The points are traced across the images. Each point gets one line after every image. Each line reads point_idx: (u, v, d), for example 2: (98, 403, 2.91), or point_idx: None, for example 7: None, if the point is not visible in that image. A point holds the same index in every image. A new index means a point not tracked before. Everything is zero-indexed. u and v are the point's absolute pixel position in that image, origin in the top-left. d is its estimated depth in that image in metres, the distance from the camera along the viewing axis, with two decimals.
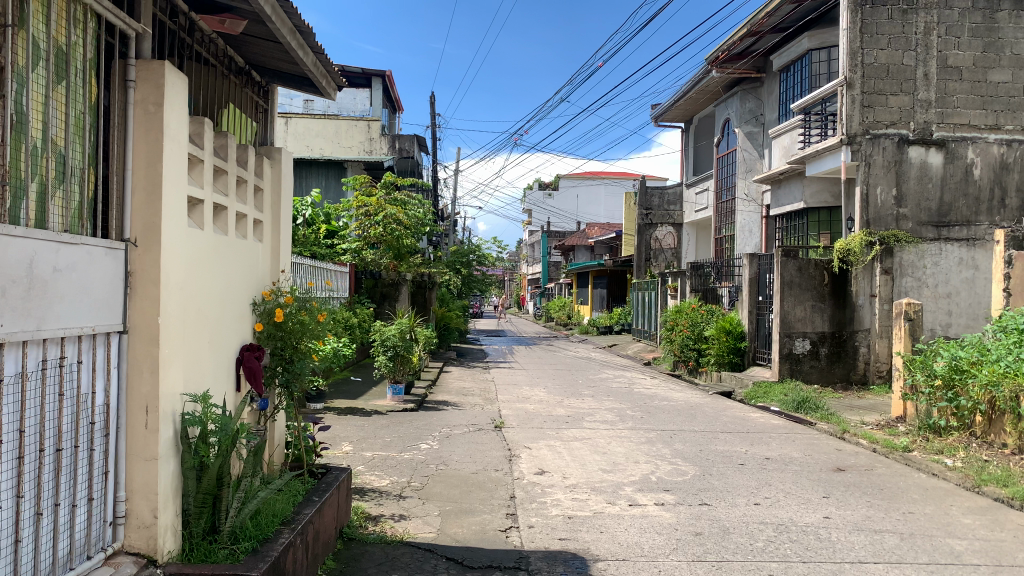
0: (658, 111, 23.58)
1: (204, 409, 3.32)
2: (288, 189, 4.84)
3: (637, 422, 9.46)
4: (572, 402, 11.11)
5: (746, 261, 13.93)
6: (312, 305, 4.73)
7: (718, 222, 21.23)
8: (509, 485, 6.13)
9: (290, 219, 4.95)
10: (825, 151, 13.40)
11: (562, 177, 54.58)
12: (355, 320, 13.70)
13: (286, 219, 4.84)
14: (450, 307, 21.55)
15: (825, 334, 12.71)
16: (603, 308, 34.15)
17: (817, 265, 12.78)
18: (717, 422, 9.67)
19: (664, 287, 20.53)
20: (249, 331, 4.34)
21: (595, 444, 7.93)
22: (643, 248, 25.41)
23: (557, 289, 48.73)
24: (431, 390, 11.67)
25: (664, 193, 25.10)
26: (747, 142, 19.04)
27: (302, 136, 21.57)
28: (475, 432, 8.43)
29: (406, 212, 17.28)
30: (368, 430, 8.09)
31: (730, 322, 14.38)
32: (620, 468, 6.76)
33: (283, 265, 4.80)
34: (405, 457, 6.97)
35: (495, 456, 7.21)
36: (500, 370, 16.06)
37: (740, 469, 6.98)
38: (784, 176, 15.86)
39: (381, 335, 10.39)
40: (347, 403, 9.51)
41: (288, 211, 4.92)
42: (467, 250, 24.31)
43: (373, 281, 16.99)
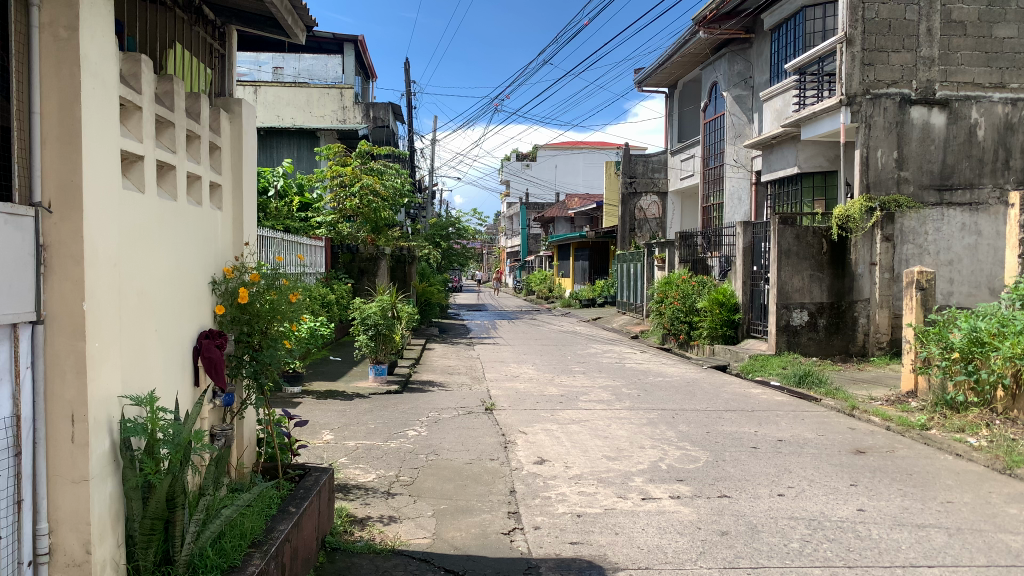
0: (641, 76, 22.98)
1: (150, 414, 2.68)
2: (250, 148, 4.17)
3: (635, 401, 8.93)
4: (564, 380, 10.57)
5: (739, 229, 13.48)
6: (286, 282, 4.07)
7: (706, 190, 20.71)
8: (508, 477, 5.56)
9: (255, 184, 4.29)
10: (823, 113, 12.85)
11: (541, 147, 53.78)
12: (332, 297, 13.03)
13: (250, 184, 4.18)
14: (431, 282, 20.86)
15: (824, 305, 12.30)
16: (585, 280, 33.64)
17: (815, 232, 12.36)
18: (719, 400, 9.16)
19: (650, 259, 20.02)
20: (209, 315, 3.70)
21: (595, 428, 7.37)
22: (628, 217, 24.92)
23: (536, 261, 48.17)
24: (414, 369, 11.07)
25: (648, 162, 24.49)
26: (736, 106, 18.46)
27: (272, 106, 20.51)
28: (465, 416, 7.83)
29: (384, 182, 16.55)
30: (350, 416, 7.45)
31: (723, 294, 13.83)
32: (626, 455, 6.22)
33: (248, 237, 4.15)
34: (392, 447, 6.35)
35: (489, 444, 6.62)
36: (485, 346, 15.49)
37: (754, 453, 6.46)
38: (777, 141, 15.35)
39: (360, 313, 9.72)
40: (326, 386, 8.87)
41: (252, 175, 4.25)
42: (446, 223, 23.70)
43: (350, 255, 16.28)
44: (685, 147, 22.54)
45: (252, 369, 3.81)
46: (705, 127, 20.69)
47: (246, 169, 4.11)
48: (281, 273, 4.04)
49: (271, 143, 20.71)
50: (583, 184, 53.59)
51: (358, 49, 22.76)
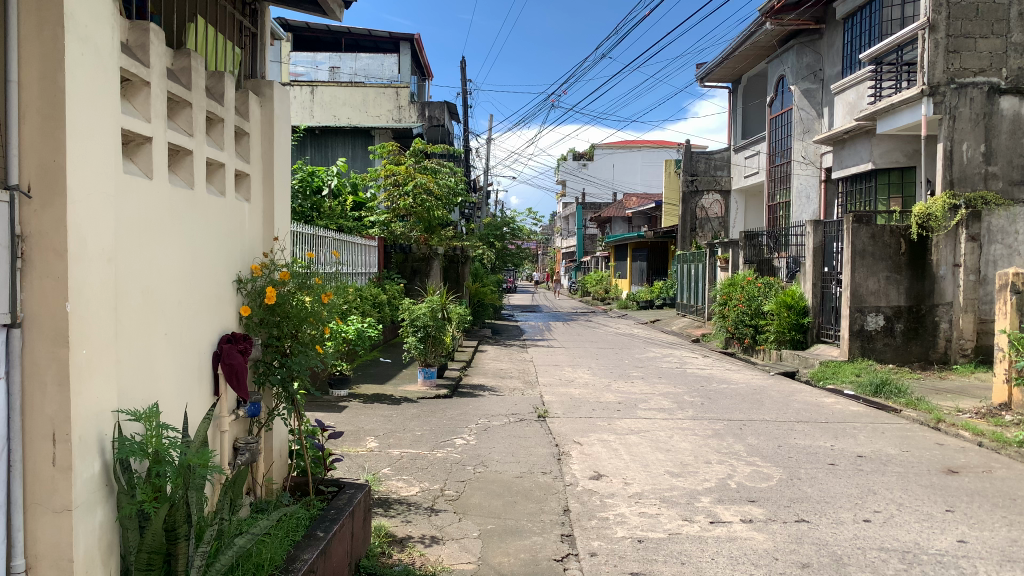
0: (704, 72, 22.32)
1: (149, 431, 2.34)
2: (282, 136, 3.85)
3: (698, 410, 8.39)
4: (621, 386, 10.09)
5: (809, 228, 12.79)
6: (319, 281, 3.73)
7: (771, 188, 19.92)
8: (562, 494, 5.13)
9: (289, 174, 3.97)
10: (902, 105, 12.08)
11: (597, 146, 53.14)
12: (384, 297, 12.87)
13: (282, 175, 3.86)
14: (485, 282, 20.54)
15: (901, 308, 11.57)
16: (643, 281, 32.92)
17: (893, 231, 11.58)
18: (789, 410, 8.54)
19: (712, 259, 19.31)
20: (233, 317, 3.37)
21: (656, 439, 6.88)
22: (688, 217, 24.17)
23: (592, 262, 47.55)
24: (466, 373, 10.72)
25: (710, 159, 23.74)
26: (804, 100, 17.63)
27: (329, 106, 20.45)
28: (517, 423, 7.43)
29: (437, 181, 16.27)
30: (397, 422, 7.12)
31: (791, 296, 13.15)
32: (691, 471, 5.74)
33: (279, 231, 3.82)
34: (439, 457, 5.98)
35: (542, 455, 6.20)
36: (539, 349, 15.08)
37: (832, 471, 5.88)
38: (850, 135, 14.57)
39: (410, 314, 9.40)
40: (374, 389, 8.59)
41: (286, 164, 3.93)
42: (501, 223, 23.42)
43: (403, 255, 16.30)
44: (749, 144, 21.72)
45: (280, 376, 3.47)
46: (771, 123, 19.89)
47: (277, 158, 3.79)
48: (315, 271, 3.71)
49: (325, 142, 20.79)
50: (641, 184, 52.70)
51: (413, 48, 22.66)
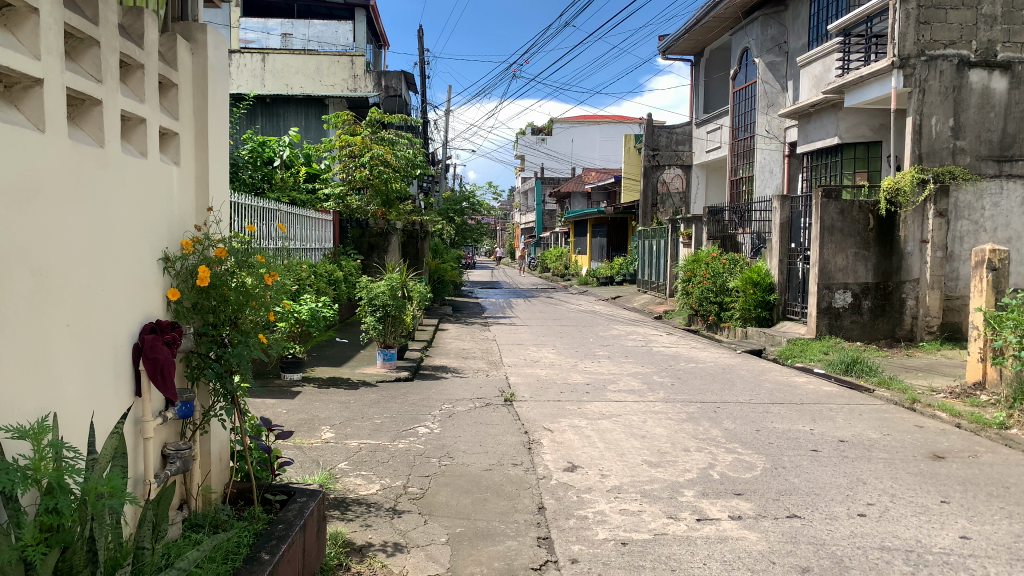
0: (666, 43, 21.91)
1: (37, 455, 1.85)
2: (219, 90, 3.31)
3: (669, 392, 8.09)
4: (588, 366, 9.75)
5: (776, 204, 12.57)
6: (262, 259, 3.23)
7: (734, 163, 19.72)
8: (535, 489, 4.73)
9: (228, 134, 3.43)
10: (871, 78, 11.88)
11: (556, 121, 52.64)
12: (340, 274, 12.32)
13: (220, 135, 3.32)
14: (444, 258, 20.00)
15: (869, 285, 11.41)
16: (603, 257, 32.70)
17: (861, 207, 11.41)
18: (762, 391, 8.28)
19: (675, 235, 19.06)
20: (159, 302, 2.85)
21: (629, 425, 6.53)
22: (649, 192, 23.96)
23: (551, 237, 47.22)
24: (426, 353, 10.27)
25: (672, 133, 23.53)
26: (768, 73, 17.40)
27: (281, 74, 19.55)
28: (483, 408, 7.02)
29: (395, 153, 15.63)
30: (354, 409, 6.64)
31: (757, 273, 12.92)
32: (670, 460, 5.40)
33: (217, 200, 3.29)
34: (400, 448, 5.53)
35: (510, 444, 5.78)
36: (501, 327, 14.68)
37: (816, 458, 5.59)
38: (815, 109, 14.37)
39: (368, 292, 8.86)
40: (330, 372, 8.08)
41: (224, 123, 3.40)
42: (460, 197, 22.91)
43: (360, 230, 15.69)
44: (711, 118, 21.46)
45: (215, 370, 2.97)
46: (733, 97, 19.62)
47: (213, 115, 3.25)
48: (258, 248, 3.22)
49: (276, 110, 19.94)
50: (599, 158, 52.40)
51: (369, 14, 21.93)
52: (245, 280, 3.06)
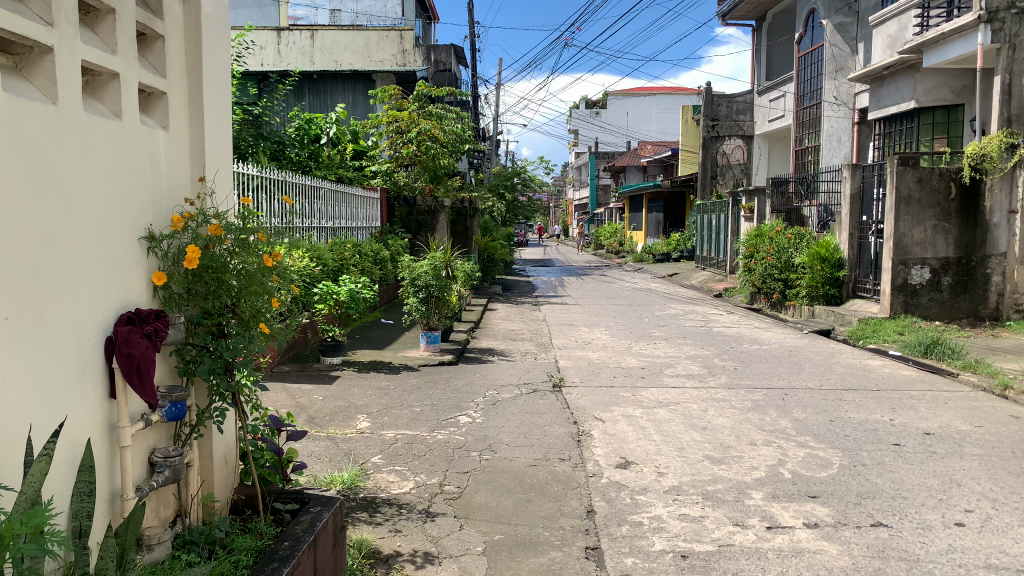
0: (725, 8, 20.95)
1: None
2: (216, 44, 2.91)
3: (731, 376, 7.53)
4: (643, 348, 9.23)
5: (846, 173, 11.74)
6: (262, 237, 2.84)
7: (799, 132, 18.71)
8: (584, 489, 4.30)
9: (230, 96, 3.04)
10: (954, 34, 10.92)
11: (611, 94, 51.56)
12: (387, 253, 12.05)
13: (218, 96, 2.93)
14: (495, 236, 19.58)
15: (949, 260, 10.58)
16: (660, 233, 31.86)
17: (942, 175, 10.49)
18: (833, 376, 7.64)
19: (735, 209, 18.24)
20: (143, 290, 2.48)
21: (688, 414, 6.02)
22: (708, 163, 23.11)
23: (606, 214, 46.42)
24: (474, 335, 9.90)
25: (732, 102, 22.60)
26: (837, 35, 16.45)
27: (330, 51, 19.26)
28: (530, 394, 6.60)
29: (443, 128, 15.22)
30: (394, 396, 6.29)
31: (825, 248, 12.11)
32: (734, 457, 4.89)
33: (216, 170, 2.90)
34: (439, 440, 5.15)
35: (558, 436, 5.33)
36: (553, 306, 14.23)
37: (900, 454, 4.98)
38: (889, 71, 13.39)
39: (410, 272, 8.45)
40: (372, 356, 7.77)
41: (224, 82, 3.00)
42: (511, 173, 22.49)
43: (408, 208, 15.63)
44: (774, 86, 20.44)
45: (208, 366, 2.59)
46: (798, 62, 18.57)
47: (210, 73, 2.85)
48: (258, 225, 2.82)
49: (324, 88, 19.74)
50: (655, 131, 51.12)
51: None
52: (240, 263, 2.66)
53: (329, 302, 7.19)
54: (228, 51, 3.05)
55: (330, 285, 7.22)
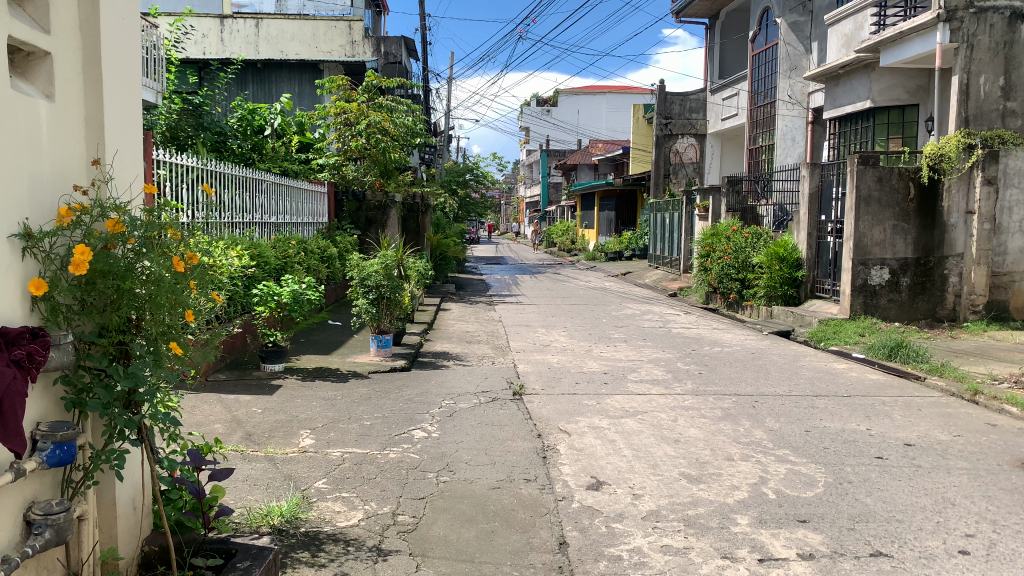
0: (679, 6, 20.80)
1: None
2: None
3: (698, 382, 7.20)
4: (604, 351, 8.86)
5: (805, 172, 11.62)
6: (174, 234, 2.33)
7: (752, 131, 18.65)
8: (553, 516, 3.86)
9: (138, 62, 2.51)
10: (911, 33, 10.81)
11: (562, 91, 51.39)
12: (334, 251, 11.45)
13: (123, 59, 2.40)
14: (447, 233, 19.03)
15: (908, 261, 10.48)
16: (612, 231, 31.75)
17: (901, 174, 10.37)
18: (800, 380, 7.38)
19: (690, 207, 18.09)
20: (15, 303, 1.94)
21: (659, 425, 5.65)
22: (662, 161, 23.02)
23: (558, 211, 46.23)
24: (427, 337, 9.41)
25: (685, 100, 22.53)
26: (790, 34, 16.36)
27: (275, 41, 18.48)
28: (489, 404, 6.16)
29: (393, 121, 14.63)
30: (341, 408, 5.77)
31: (784, 248, 11.95)
32: (713, 476, 4.52)
33: (117, 152, 2.37)
34: (391, 459, 4.66)
35: (522, 453, 4.90)
36: (508, 306, 13.81)
37: (886, 470, 4.67)
38: (845, 70, 13.29)
39: (359, 272, 7.89)
40: (317, 362, 7.21)
41: (130, 45, 2.47)
42: (464, 169, 22.11)
43: (357, 203, 14.67)
44: (728, 84, 20.38)
45: (101, 400, 2.07)
46: (752, 61, 18.50)
47: (110, 30, 2.32)
48: (168, 221, 2.32)
49: (268, 77, 18.88)
50: (605, 128, 51.09)
51: None
52: (147, 268, 2.15)
53: (270, 304, 6.61)
54: (135, 9, 2.53)
55: (270, 286, 6.65)
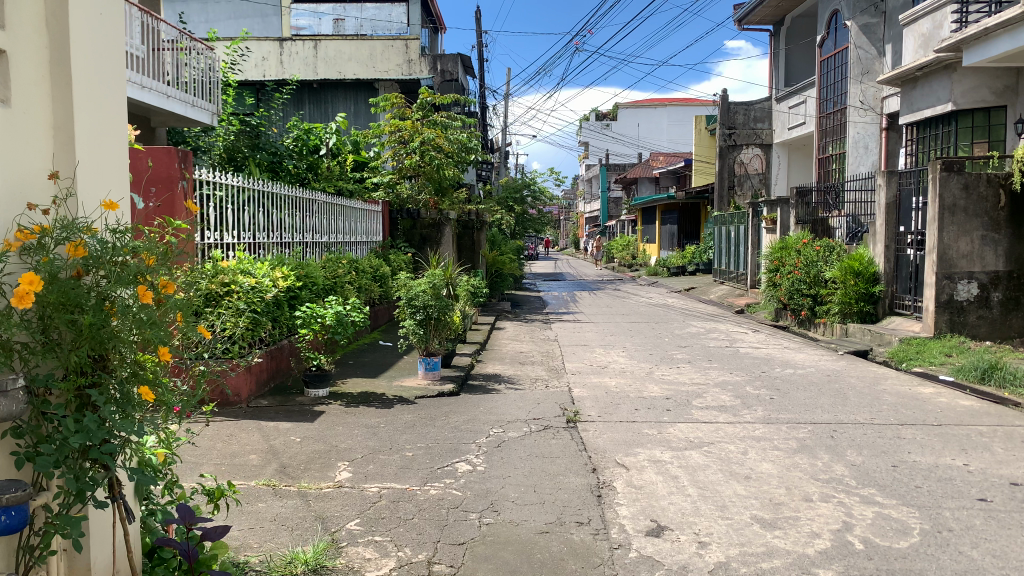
0: (741, 14, 20.18)
1: None
2: (96, 19, 2.47)
3: (769, 409, 6.64)
4: (666, 373, 8.35)
5: (881, 181, 10.91)
6: (147, 259, 2.30)
7: (822, 139, 17.85)
8: (606, 568, 3.43)
9: (118, 81, 2.60)
10: (998, 29, 10.03)
11: (621, 105, 50.86)
12: (387, 269, 11.30)
13: (100, 79, 2.48)
14: (504, 249, 18.74)
15: (999, 274, 9.68)
16: (674, 246, 30.98)
17: (990, 181, 9.58)
18: (883, 407, 6.73)
19: (756, 220, 17.36)
20: None
21: (727, 459, 5.14)
22: (726, 173, 22.29)
23: (619, 226, 45.57)
24: (480, 359, 9.07)
25: (749, 109, 21.82)
26: (862, 37, 15.57)
27: (333, 62, 18.57)
28: (543, 433, 5.75)
29: (448, 137, 14.45)
30: (383, 437, 5.45)
31: (859, 261, 11.20)
32: (790, 520, 4.00)
33: (91, 167, 2.41)
34: (431, 497, 4.29)
35: (574, 490, 4.47)
36: (565, 324, 13.39)
37: (992, 515, 4.06)
38: (922, 73, 12.49)
39: (406, 291, 7.60)
40: (363, 387, 6.94)
41: (109, 66, 2.56)
42: (521, 185, 21.89)
43: (412, 221, 14.60)
44: (794, 92, 19.60)
45: (51, 456, 1.98)
46: (821, 66, 17.72)
47: (82, 49, 2.39)
48: (137, 245, 2.28)
49: (325, 97, 19.01)
50: (666, 141, 50.24)
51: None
52: (106, 292, 2.16)
53: (313, 326, 6.41)
54: (113, 22, 2.57)
55: (313, 307, 6.44)
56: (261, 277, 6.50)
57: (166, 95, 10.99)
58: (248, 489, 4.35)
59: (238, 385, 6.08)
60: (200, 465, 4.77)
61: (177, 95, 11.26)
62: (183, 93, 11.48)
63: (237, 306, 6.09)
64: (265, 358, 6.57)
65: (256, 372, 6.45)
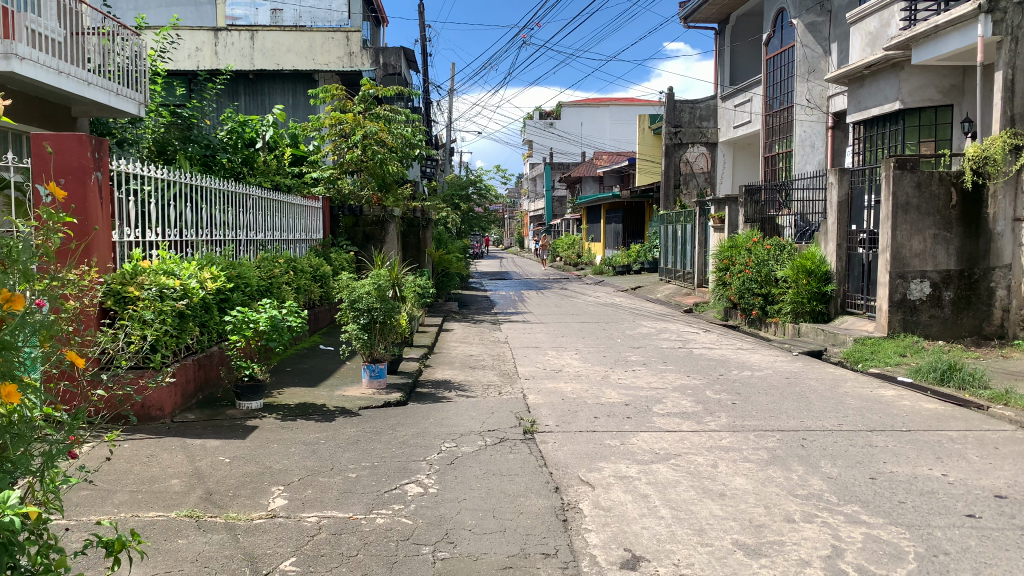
0: (688, 12, 20.14)
1: None
2: None
3: (733, 416, 6.33)
4: (622, 378, 8.01)
5: (833, 179, 10.82)
6: None
7: (768, 138, 17.84)
8: None
9: None
10: (948, 27, 9.99)
11: (565, 104, 50.85)
12: (328, 268, 10.76)
13: None
14: (450, 248, 18.21)
15: (950, 273, 9.62)
16: (619, 245, 30.91)
17: (942, 179, 9.53)
18: (849, 412, 6.50)
19: (704, 218, 17.27)
20: None
21: (698, 474, 4.79)
22: (672, 171, 22.24)
23: (564, 225, 45.47)
24: (427, 364, 8.57)
25: (695, 108, 21.75)
26: (808, 36, 15.58)
27: (271, 53, 17.75)
28: (500, 447, 5.30)
29: (391, 131, 13.86)
30: (323, 455, 4.93)
31: (811, 260, 11.09)
32: (776, 546, 3.64)
33: None
34: (378, 528, 3.80)
35: (539, 515, 4.03)
36: (514, 325, 12.97)
37: (987, 535, 3.78)
38: (870, 71, 12.47)
39: (348, 292, 7.04)
40: (301, 397, 6.37)
41: None
42: (466, 182, 21.48)
43: (354, 218, 13.94)
44: (740, 90, 19.61)
45: None
46: (767, 64, 17.74)
47: None
48: None
49: (261, 88, 18.21)
50: (610, 141, 50.40)
51: None
52: None
53: (245, 332, 5.82)
54: None
55: (244, 311, 5.86)
56: (187, 279, 5.87)
57: (87, 81, 10.01)
58: (168, 522, 3.79)
59: (161, 399, 5.49)
60: (113, 493, 4.16)
61: (99, 82, 10.26)
62: (105, 81, 10.43)
63: (157, 309, 5.49)
64: (191, 367, 6.00)
65: (183, 382, 5.88)
